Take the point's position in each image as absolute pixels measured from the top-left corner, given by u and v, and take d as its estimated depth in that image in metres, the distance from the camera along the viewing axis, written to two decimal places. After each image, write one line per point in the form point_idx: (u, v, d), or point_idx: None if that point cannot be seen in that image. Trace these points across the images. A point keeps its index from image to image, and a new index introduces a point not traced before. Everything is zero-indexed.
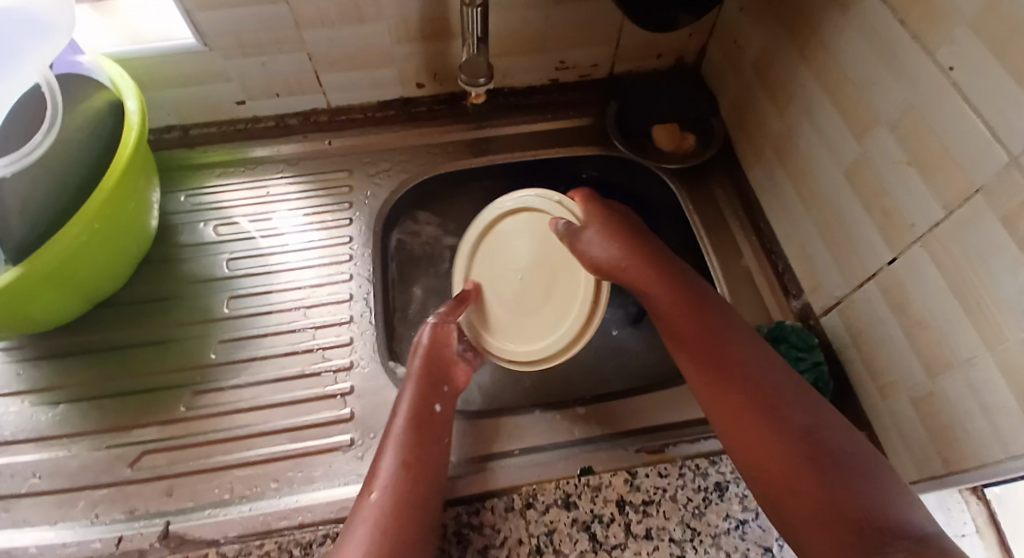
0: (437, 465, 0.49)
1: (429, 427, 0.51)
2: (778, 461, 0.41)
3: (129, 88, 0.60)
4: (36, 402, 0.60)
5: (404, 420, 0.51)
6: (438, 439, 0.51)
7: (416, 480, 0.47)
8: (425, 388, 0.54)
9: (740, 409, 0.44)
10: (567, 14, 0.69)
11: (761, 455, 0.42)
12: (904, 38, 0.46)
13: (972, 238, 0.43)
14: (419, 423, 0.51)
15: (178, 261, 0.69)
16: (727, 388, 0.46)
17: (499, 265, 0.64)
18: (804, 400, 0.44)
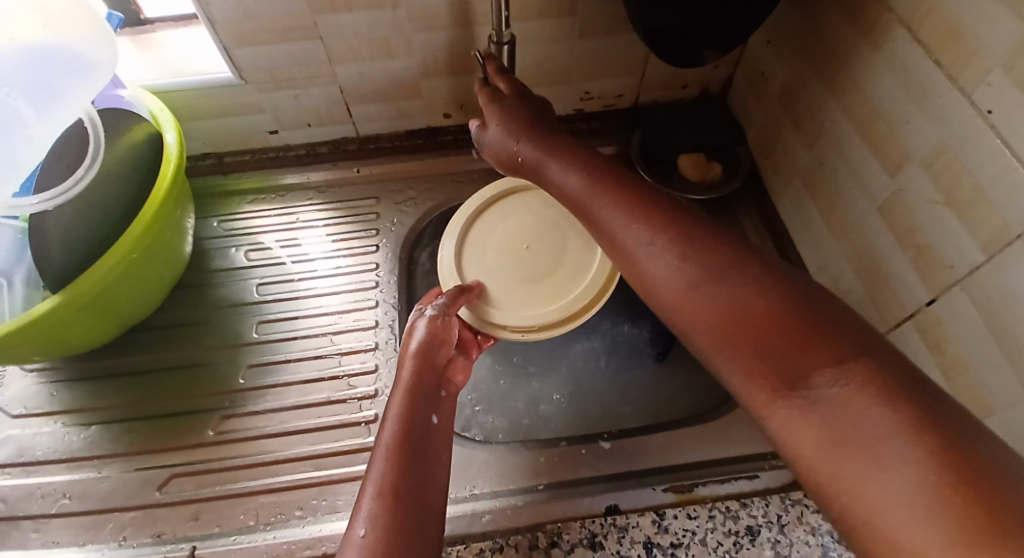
0: (435, 489, 0.41)
1: (422, 436, 0.44)
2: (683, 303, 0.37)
3: (168, 121, 0.62)
4: (69, 423, 0.61)
5: (391, 427, 0.44)
6: (434, 452, 0.44)
7: (409, 502, 0.39)
8: (420, 394, 0.47)
9: (639, 257, 0.40)
10: (593, 47, 0.69)
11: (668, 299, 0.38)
12: (938, 78, 0.46)
13: (1013, 280, 0.42)
14: (407, 428, 0.44)
15: (210, 285, 0.70)
16: (623, 232, 0.41)
17: (493, 248, 0.64)
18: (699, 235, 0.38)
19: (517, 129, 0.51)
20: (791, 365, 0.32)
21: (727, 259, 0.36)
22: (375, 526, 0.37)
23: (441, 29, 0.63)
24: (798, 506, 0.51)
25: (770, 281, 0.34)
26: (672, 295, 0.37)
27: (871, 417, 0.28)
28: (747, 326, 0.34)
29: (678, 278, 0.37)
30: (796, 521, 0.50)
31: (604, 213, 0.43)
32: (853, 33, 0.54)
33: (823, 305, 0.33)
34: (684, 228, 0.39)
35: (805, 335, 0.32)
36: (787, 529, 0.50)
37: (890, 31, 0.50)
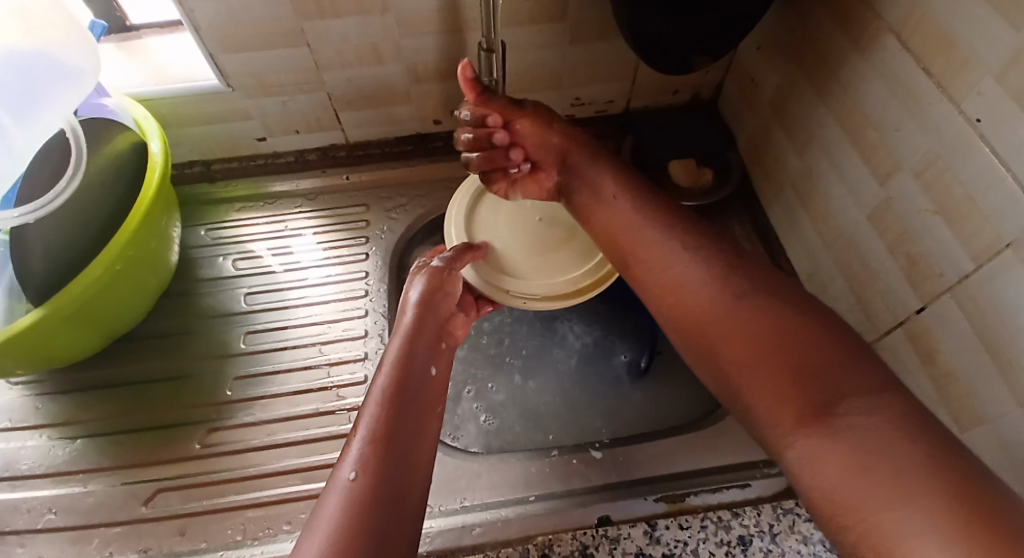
0: (425, 438, 0.44)
1: (415, 392, 0.47)
2: (716, 325, 0.45)
3: (153, 130, 0.61)
4: (54, 436, 0.61)
5: (387, 379, 0.47)
6: (426, 406, 0.46)
7: (397, 451, 0.42)
8: (418, 347, 0.50)
9: (688, 288, 0.48)
10: (583, 53, 0.69)
11: (701, 323, 0.46)
12: (928, 86, 0.46)
13: (1005, 291, 0.42)
14: (402, 381, 0.46)
15: (197, 295, 0.69)
16: (672, 266, 0.50)
17: (504, 215, 0.64)
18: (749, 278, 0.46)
19: (579, 154, 0.58)
20: (827, 390, 0.38)
21: (774, 298, 0.44)
22: (362, 471, 0.40)
23: (430, 35, 0.63)
24: (789, 515, 0.50)
25: (816, 323, 0.42)
26: (727, 323, 0.44)
27: (892, 445, 0.34)
28: (789, 353, 0.41)
29: (730, 310, 0.45)
30: (787, 530, 0.50)
31: (655, 247, 0.51)
32: (842, 40, 0.54)
33: (856, 345, 0.40)
34: (735, 271, 0.47)
35: (840, 366, 0.39)
36: (779, 538, 0.49)
37: (880, 38, 0.50)
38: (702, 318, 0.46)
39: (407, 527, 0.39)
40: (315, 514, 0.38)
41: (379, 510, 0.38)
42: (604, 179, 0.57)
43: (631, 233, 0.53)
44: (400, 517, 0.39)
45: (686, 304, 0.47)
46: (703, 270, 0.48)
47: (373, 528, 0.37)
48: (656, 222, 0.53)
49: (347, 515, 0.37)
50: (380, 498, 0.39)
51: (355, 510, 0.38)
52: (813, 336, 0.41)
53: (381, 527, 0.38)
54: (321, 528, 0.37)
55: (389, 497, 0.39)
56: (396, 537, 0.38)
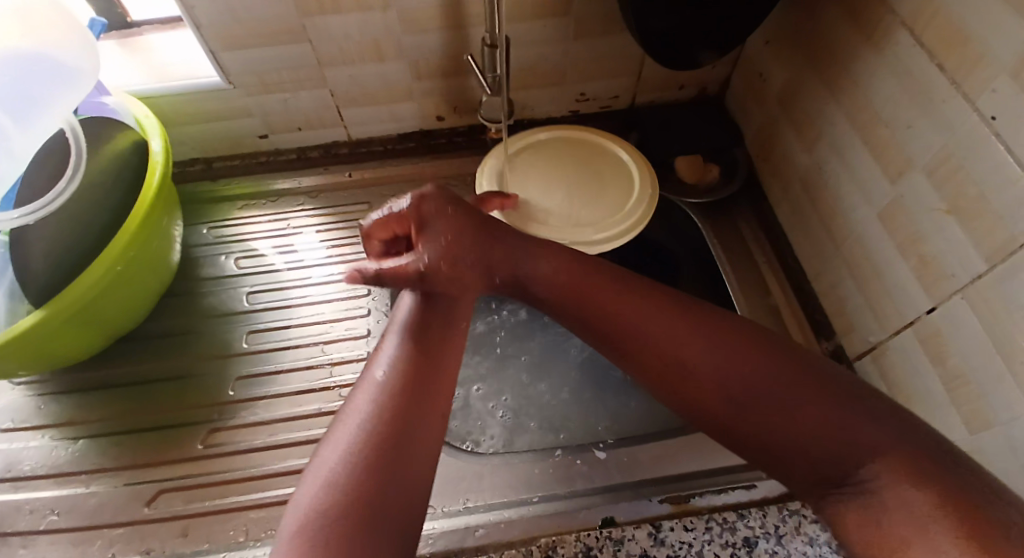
0: (454, 346, 0.45)
1: (444, 313, 0.46)
2: (718, 399, 0.41)
3: (154, 128, 0.61)
4: (57, 437, 0.61)
5: (413, 307, 0.46)
6: (451, 331, 0.46)
7: (420, 378, 0.42)
8: None
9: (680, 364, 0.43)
10: (587, 48, 0.68)
11: (701, 398, 0.42)
12: (942, 83, 0.45)
13: (1019, 294, 0.41)
14: (427, 307, 0.46)
15: (199, 294, 0.69)
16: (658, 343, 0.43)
17: (533, 174, 0.65)
18: (731, 346, 0.42)
19: (505, 243, 0.48)
20: (833, 457, 0.38)
21: (768, 360, 0.41)
22: (382, 395, 0.40)
23: (432, 31, 0.62)
24: (795, 517, 0.50)
25: (808, 396, 0.39)
26: (721, 399, 0.41)
27: (903, 500, 0.35)
28: (786, 430, 0.39)
29: (730, 387, 0.41)
30: (793, 532, 0.49)
31: (626, 329, 0.44)
32: (852, 35, 0.53)
33: (855, 407, 0.38)
34: (716, 345, 0.42)
35: (830, 417, 0.38)
36: (785, 540, 0.49)
37: (891, 33, 0.49)
38: (686, 383, 0.42)
39: (426, 453, 0.40)
40: (330, 432, 0.39)
41: (405, 411, 0.40)
42: (541, 267, 0.47)
43: (600, 307, 0.45)
44: (425, 417, 0.40)
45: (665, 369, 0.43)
46: (694, 344, 0.42)
47: (392, 450, 0.38)
48: (621, 307, 0.45)
49: (361, 437, 0.38)
50: (405, 398, 0.40)
51: (371, 430, 0.38)
52: (807, 403, 0.39)
53: (397, 451, 0.38)
54: (336, 446, 0.38)
55: (409, 423, 0.39)
56: (416, 465, 0.38)
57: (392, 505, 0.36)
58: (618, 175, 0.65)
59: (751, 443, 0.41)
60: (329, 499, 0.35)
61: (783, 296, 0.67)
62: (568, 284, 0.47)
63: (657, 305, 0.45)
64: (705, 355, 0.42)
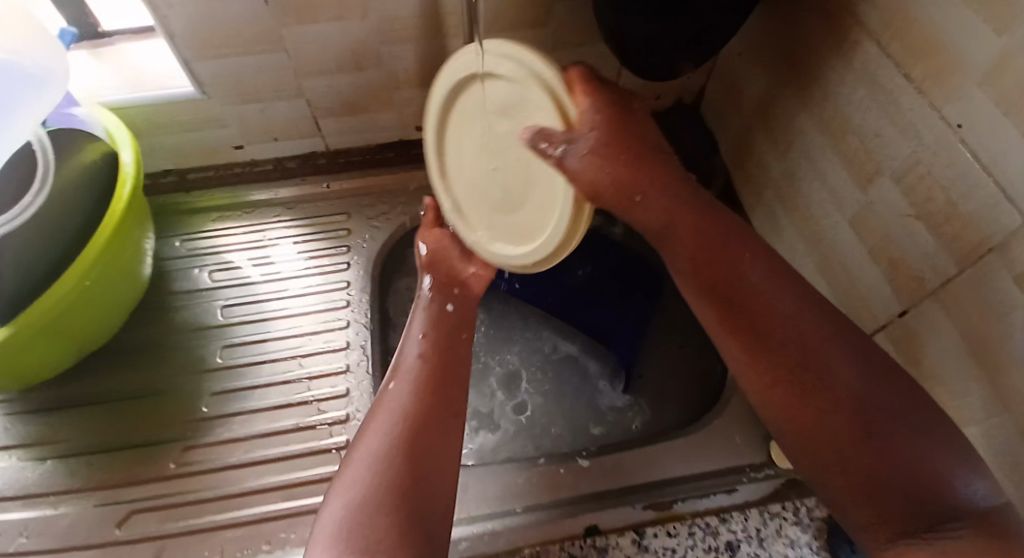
0: (458, 362, 0.51)
1: (448, 334, 0.53)
2: (815, 411, 0.37)
3: (125, 140, 0.60)
4: (25, 457, 0.59)
5: (422, 335, 0.53)
6: (457, 356, 0.52)
7: (434, 397, 0.48)
8: (437, 288, 0.56)
9: (764, 353, 0.39)
10: (564, 58, 0.69)
11: (796, 411, 0.38)
12: (910, 91, 0.46)
13: (991, 295, 0.42)
14: (435, 337, 0.53)
15: (172, 309, 0.68)
16: (753, 339, 0.40)
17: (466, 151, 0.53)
18: (842, 348, 0.38)
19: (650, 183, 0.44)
20: (923, 496, 0.33)
21: (877, 365, 0.37)
22: (394, 417, 0.45)
23: (410, 41, 0.62)
24: (776, 520, 0.51)
25: (914, 410, 0.35)
26: (859, 425, 0.35)
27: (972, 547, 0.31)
28: (870, 462, 0.35)
29: (837, 399, 0.36)
30: (774, 534, 0.50)
31: (752, 345, 0.40)
32: (823, 44, 0.54)
33: (952, 439, 0.35)
34: (805, 343, 0.38)
35: (929, 441, 0.34)
36: (766, 543, 0.49)
37: (860, 44, 0.50)
38: (813, 399, 0.37)
39: (444, 460, 0.44)
40: (358, 445, 0.44)
41: (411, 429, 0.44)
42: (683, 222, 0.44)
43: (728, 269, 0.42)
44: (432, 432, 0.45)
45: (808, 382, 0.37)
46: (822, 352, 0.38)
47: (413, 461, 0.42)
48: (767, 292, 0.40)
49: (390, 445, 0.43)
50: (412, 418, 0.45)
51: (392, 446, 0.43)
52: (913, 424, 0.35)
53: (416, 461, 0.43)
54: (367, 454, 0.42)
55: (425, 438, 0.44)
56: (433, 475, 0.43)
57: (420, 505, 0.40)
58: (538, 110, 0.44)
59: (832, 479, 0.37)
60: (365, 499, 0.39)
61: None
62: (692, 246, 0.43)
63: (748, 323, 0.41)
64: (836, 364, 0.37)
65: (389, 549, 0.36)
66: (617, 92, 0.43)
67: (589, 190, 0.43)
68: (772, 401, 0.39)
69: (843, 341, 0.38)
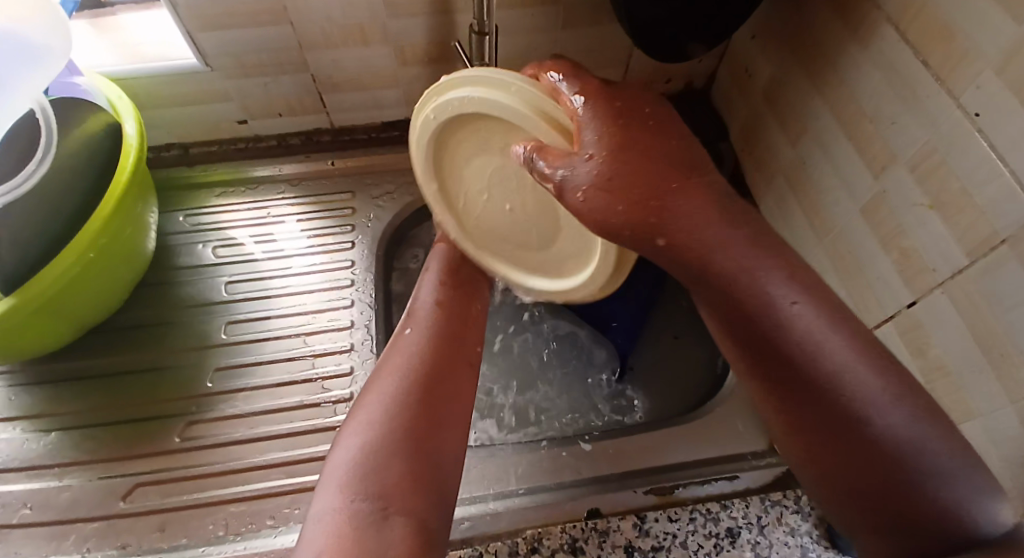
0: (473, 306, 0.54)
1: (464, 279, 0.56)
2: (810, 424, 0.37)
3: (127, 110, 0.59)
4: (28, 429, 0.59)
5: (436, 281, 0.55)
6: (472, 297, 0.55)
7: (446, 343, 0.49)
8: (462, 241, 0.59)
9: (769, 374, 0.38)
10: (573, 38, 0.67)
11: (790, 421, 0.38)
12: (926, 78, 0.45)
13: (998, 287, 0.42)
14: (449, 286, 0.54)
15: (175, 284, 0.67)
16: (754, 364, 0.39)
17: (468, 187, 0.51)
18: (869, 375, 0.35)
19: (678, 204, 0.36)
20: (909, 493, 0.34)
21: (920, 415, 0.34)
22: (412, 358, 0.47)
23: (417, 16, 0.61)
24: (777, 508, 0.51)
25: (948, 437, 0.34)
26: (893, 459, 0.34)
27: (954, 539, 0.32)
28: (860, 463, 0.35)
29: (834, 418, 0.36)
30: (774, 522, 0.50)
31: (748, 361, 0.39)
32: (839, 29, 0.53)
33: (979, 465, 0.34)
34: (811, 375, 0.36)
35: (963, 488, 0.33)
36: (766, 530, 0.50)
37: (878, 30, 0.49)
38: (841, 438, 0.36)
39: (453, 408, 0.46)
40: (370, 389, 0.45)
41: (430, 370, 0.46)
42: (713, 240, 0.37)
43: (753, 294, 0.37)
44: (449, 374, 0.47)
45: (816, 395, 0.36)
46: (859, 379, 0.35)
47: (430, 402, 0.44)
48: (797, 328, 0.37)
49: (402, 387, 0.44)
50: (429, 358, 0.47)
51: (408, 384, 0.45)
52: (949, 465, 0.34)
53: (430, 402, 0.44)
54: (378, 399, 0.44)
55: (435, 384, 0.46)
56: (449, 416, 0.44)
57: (430, 451, 0.42)
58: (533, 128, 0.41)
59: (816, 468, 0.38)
60: (374, 440, 0.40)
61: None
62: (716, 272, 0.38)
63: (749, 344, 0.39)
64: (876, 405, 0.35)
65: (397, 492, 0.38)
66: (622, 102, 0.38)
67: (600, 228, 0.37)
68: (785, 417, 0.39)
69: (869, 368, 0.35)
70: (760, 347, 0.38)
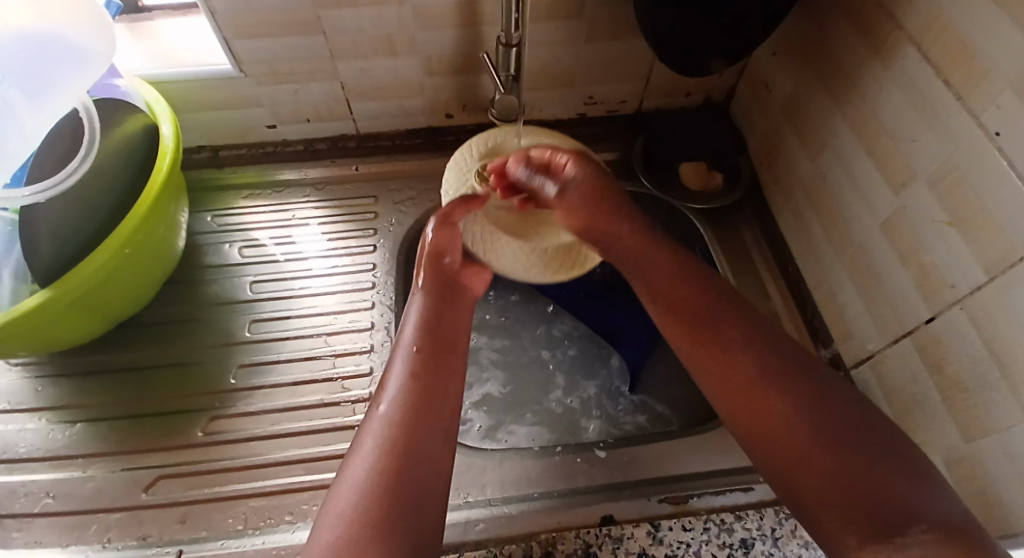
0: (455, 353, 0.52)
1: (443, 323, 0.53)
2: (785, 442, 0.45)
3: (164, 113, 0.61)
4: (54, 420, 0.60)
5: (410, 344, 0.51)
6: (452, 340, 0.52)
7: (427, 393, 0.48)
8: (440, 286, 0.55)
9: (748, 397, 0.47)
10: (596, 51, 0.69)
11: (769, 436, 0.46)
12: (947, 98, 0.46)
13: (1017, 304, 0.42)
14: (426, 345, 0.51)
15: (201, 282, 0.69)
16: (733, 382, 0.48)
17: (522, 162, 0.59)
18: (808, 399, 0.46)
19: (634, 241, 0.57)
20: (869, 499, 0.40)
21: (837, 420, 0.44)
22: (394, 414, 0.46)
23: (445, 27, 0.62)
24: (791, 519, 0.50)
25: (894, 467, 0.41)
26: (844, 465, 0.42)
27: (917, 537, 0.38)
28: (825, 472, 0.42)
29: (800, 432, 0.44)
30: (789, 535, 0.50)
31: (726, 377, 0.49)
32: (861, 47, 0.54)
33: (924, 480, 0.41)
34: (769, 389, 0.47)
35: (896, 480, 0.41)
36: (780, 543, 0.49)
37: (899, 48, 0.50)
38: (785, 434, 0.45)
39: (431, 468, 0.45)
40: (348, 461, 0.44)
41: (411, 425, 0.45)
42: (661, 276, 0.55)
43: (696, 320, 0.52)
44: (432, 426, 0.46)
45: (768, 409, 0.46)
46: (797, 407, 0.45)
47: (410, 456, 0.44)
48: (726, 340, 0.50)
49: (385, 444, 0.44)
50: (414, 411, 0.46)
51: (391, 441, 0.44)
52: (873, 468, 0.42)
53: (411, 457, 0.44)
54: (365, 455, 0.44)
55: (415, 453, 0.44)
56: (433, 466, 0.45)
57: (414, 498, 0.42)
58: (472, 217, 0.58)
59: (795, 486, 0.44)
60: (364, 500, 0.41)
61: (783, 304, 0.68)
62: (678, 300, 0.54)
63: (724, 369, 0.49)
64: (813, 423, 0.44)
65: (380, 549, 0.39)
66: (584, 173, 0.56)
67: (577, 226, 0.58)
68: (755, 431, 0.47)
69: (811, 394, 0.46)
70: (714, 350, 0.50)
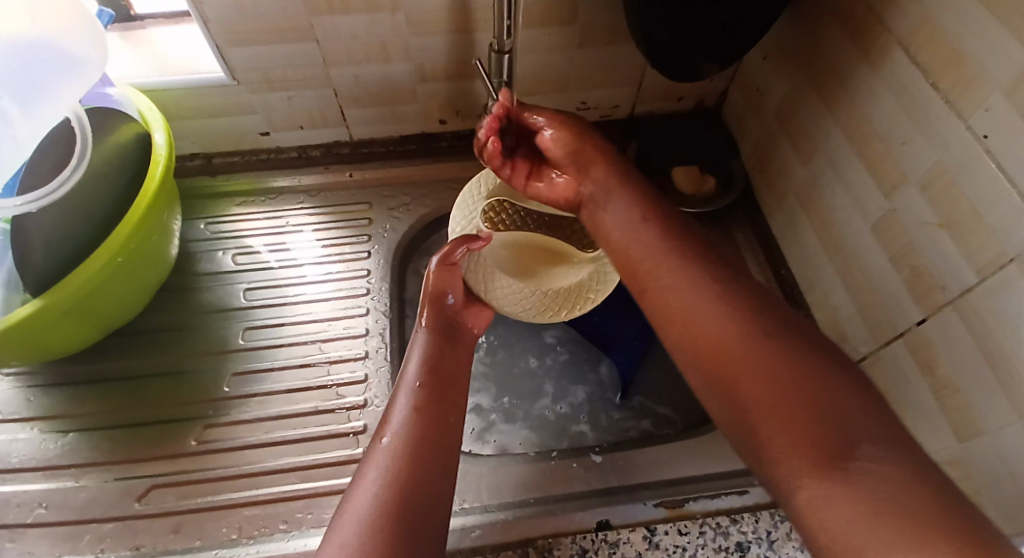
0: (457, 392, 0.50)
1: (445, 362, 0.52)
2: (738, 368, 0.39)
3: (157, 121, 0.61)
4: (47, 430, 0.60)
5: (414, 382, 0.49)
6: (455, 382, 0.51)
7: (432, 432, 0.46)
8: (441, 325, 0.54)
9: (703, 326, 0.43)
10: (589, 57, 0.69)
11: (722, 364, 0.41)
12: (936, 100, 0.46)
13: (1008, 304, 0.42)
14: (429, 380, 0.50)
15: (194, 290, 0.69)
16: (692, 313, 0.44)
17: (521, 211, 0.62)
18: (773, 324, 0.41)
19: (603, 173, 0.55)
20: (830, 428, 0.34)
21: (798, 347, 0.39)
22: (399, 450, 0.44)
23: (438, 34, 0.63)
24: (786, 523, 0.50)
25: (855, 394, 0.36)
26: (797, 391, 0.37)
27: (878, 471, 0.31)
28: (781, 400, 0.37)
29: (752, 351, 0.39)
30: (785, 537, 0.50)
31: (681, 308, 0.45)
32: (851, 51, 0.55)
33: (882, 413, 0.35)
34: (729, 312, 0.42)
35: (860, 410, 0.35)
36: (776, 545, 0.49)
37: (889, 52, 0.50)
38: (740, 363, 0.40)
39: (435, 507, 0.43)
40: (349, 498, 0.42)
41: (416, 465, 0.44)
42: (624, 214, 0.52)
43: (651, 246, 0.49)
44: (434, 466, 0.44)
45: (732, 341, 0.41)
46: (768, 331, 0.40)
47: (416, 497, 0.42)
48: (689, 265, 0.46)
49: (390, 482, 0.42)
50: (418, 451, 0.45)
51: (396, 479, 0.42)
52: (834, 389, 0.36)
53: (417, 495, 0.42)
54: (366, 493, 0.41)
55: (420, 492, 0.42)
56: (437, 507, 0.43)
57: (416, 536, 0.40)
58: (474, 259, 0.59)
59: (748, 418, 0.38)
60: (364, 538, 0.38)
61: None
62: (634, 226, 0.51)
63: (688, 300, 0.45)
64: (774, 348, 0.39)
65: None
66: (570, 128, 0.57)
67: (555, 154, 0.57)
68: (707, 365, 0.42)
69: (777, 321, 0.41)
70: (674, 276, 0.46)
